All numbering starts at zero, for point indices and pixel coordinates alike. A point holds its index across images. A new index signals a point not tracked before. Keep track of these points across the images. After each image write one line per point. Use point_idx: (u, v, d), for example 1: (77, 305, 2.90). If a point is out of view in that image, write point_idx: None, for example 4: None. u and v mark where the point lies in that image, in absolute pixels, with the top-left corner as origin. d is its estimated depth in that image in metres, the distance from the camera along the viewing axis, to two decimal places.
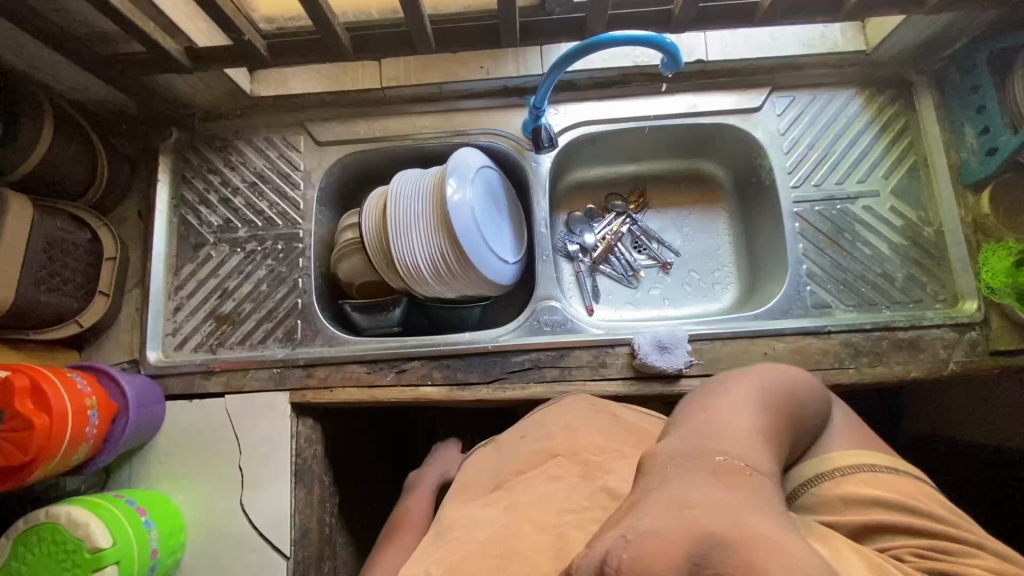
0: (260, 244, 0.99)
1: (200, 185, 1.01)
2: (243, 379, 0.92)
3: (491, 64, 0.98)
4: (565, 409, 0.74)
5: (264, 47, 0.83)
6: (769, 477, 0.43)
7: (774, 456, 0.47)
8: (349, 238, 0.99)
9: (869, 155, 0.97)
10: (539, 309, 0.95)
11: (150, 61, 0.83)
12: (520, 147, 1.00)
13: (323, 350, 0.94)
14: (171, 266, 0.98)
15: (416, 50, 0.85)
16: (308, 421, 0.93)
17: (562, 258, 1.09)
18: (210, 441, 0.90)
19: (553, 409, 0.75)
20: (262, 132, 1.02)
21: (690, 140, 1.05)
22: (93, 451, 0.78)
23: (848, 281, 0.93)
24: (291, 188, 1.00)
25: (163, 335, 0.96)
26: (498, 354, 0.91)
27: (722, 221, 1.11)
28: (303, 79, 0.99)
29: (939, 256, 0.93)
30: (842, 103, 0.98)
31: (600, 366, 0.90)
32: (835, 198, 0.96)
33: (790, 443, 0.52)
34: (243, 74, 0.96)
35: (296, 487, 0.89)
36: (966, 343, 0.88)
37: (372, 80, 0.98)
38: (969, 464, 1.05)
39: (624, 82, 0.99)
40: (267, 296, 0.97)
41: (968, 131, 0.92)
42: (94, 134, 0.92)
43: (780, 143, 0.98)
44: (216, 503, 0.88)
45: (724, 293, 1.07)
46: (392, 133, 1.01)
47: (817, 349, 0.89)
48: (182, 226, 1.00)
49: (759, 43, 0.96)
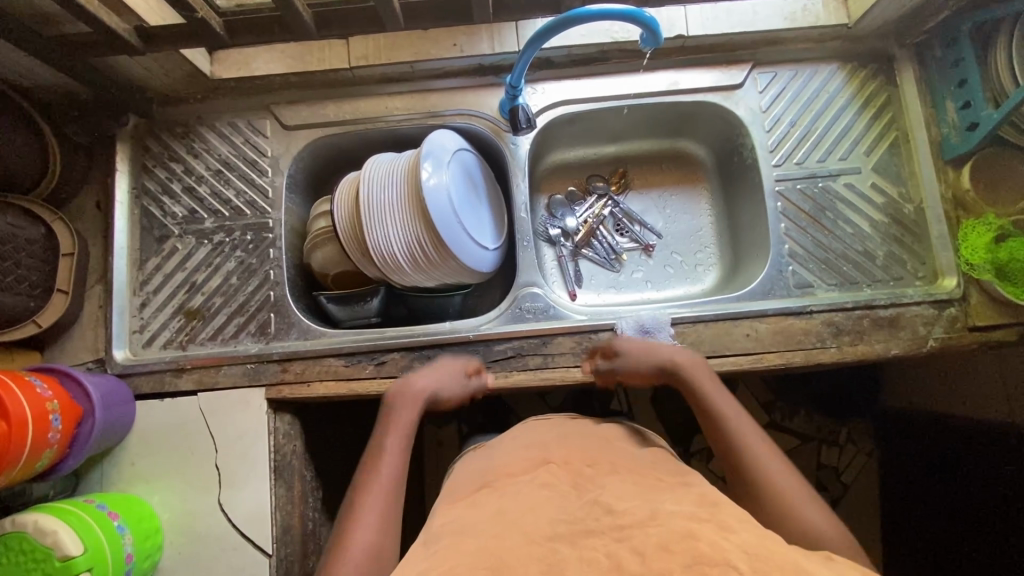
0: (228, 235, 0.95)
1: (161, 174, 0.96)
2: (215, 376, 0.89)
3: (464, 41, 0.93)
4: (558, 424, 0.76)
5: (220, 25, 0.77)
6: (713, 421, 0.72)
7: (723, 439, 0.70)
8: (321, 226, 0.95)
9: (851, 132, 0.96)
10: (521, 297, 0.93)
11: (96, 43, 0.77)
12: (497, 129, 0.96)
13: (298, 343, 0.91)
14: (135, 260, 0.94)
15: (384, 27, 0.81)
16: (285, 417, 0.91)
17: (543, 242, 1.07)
18: (184, 440, 0.88)
19: (556, 428, 0.75)
20: (226, 117, 0.97)
21: (672, 119, 1.03)
22: (57, 456, 0.74)
23: (830, 260, 0.92)
24: (258, 175, 0.96)
25: (130, 333, 0.92)
26: (480, 344, 0.89)
27: (703, 200, 1.10)
28: (265, 59, 0.94)
29: (920, 233, 0.93)
30: (824, 78, 0.97)
31: (583, 353, 0.89)
32: (817, 176, 0.95)
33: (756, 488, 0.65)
34: (201, 54, 0.90)
35: (276, 485, 0.87)
36: (946, 320, 0.88)
37: (340, 60, 0.93)
38: (950, 435, 1.07)
39: (603, 59, 0.96)
40: (237, 290, 0.93)
41: (949, 105, 0.91)
42: (43, 123, 0.86)
43: (762, 121, 0.96)
44: (193, 503, 0.86)
45: (706, 274, 1.06)
46: (364, 116, 0.96)
47: (799, 329, 0.88)
48: (144, 218, 0.95)
49: (740, 18, 0.93)
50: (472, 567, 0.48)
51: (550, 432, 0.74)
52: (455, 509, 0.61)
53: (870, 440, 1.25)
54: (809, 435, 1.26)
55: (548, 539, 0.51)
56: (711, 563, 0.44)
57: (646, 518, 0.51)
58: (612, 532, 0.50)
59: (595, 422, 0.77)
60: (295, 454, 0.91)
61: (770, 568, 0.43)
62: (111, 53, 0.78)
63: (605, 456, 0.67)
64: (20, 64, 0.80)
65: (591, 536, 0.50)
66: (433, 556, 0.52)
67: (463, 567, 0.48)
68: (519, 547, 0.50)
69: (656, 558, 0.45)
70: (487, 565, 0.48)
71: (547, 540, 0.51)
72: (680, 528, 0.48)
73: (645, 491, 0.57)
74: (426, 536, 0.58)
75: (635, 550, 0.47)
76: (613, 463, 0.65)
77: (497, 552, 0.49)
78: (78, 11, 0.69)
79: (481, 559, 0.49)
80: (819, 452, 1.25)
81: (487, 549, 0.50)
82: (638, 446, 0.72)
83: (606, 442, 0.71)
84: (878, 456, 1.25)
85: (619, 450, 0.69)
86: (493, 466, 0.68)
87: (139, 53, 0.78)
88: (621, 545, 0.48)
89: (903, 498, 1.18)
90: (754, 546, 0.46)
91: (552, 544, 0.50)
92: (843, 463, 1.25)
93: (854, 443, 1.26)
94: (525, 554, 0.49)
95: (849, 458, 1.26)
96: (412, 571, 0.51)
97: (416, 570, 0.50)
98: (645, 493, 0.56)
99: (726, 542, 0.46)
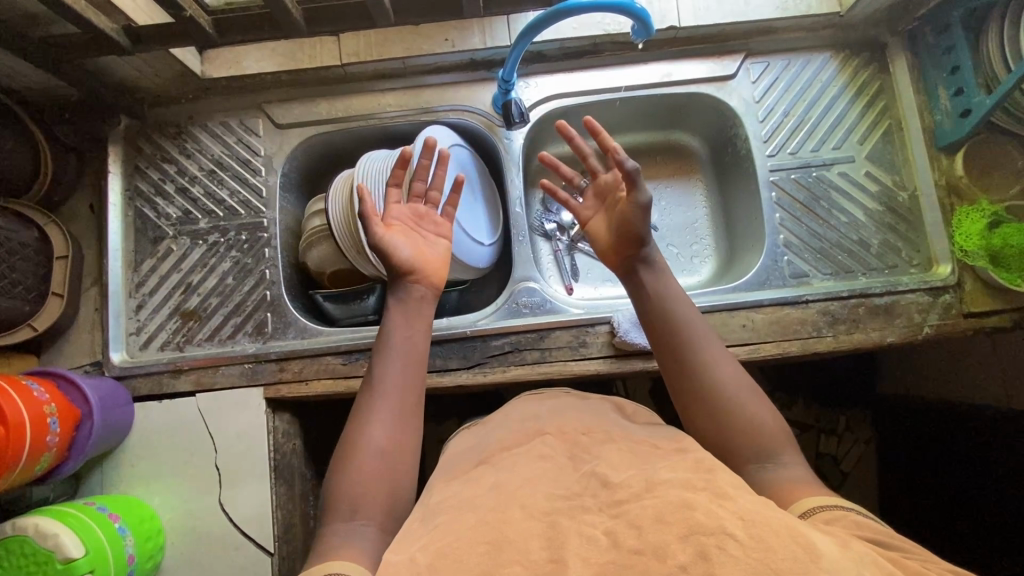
0: (223, 235, 0.94)
1: (154, 175, 0.96)
2: (214, 376, 0.89)
3: (457, 36, 0.93)
4: (554, 403, 0.76)
5: (209, 23, 0.76)
6: (698, 365, 0.65)
7: (708, 383, 0.64)
8: (315, 225, 0.96)
9: (844, 121, 0.96)
10: (517, 291, 0.93)
11: (84, 43, 0.76)
12: (491, 124, 0.96)
13: (296, 342, 0.91)
14: (130, 261, 0.94)
15: (375, 23, 0.80)
16: (285, 416, 0.91)
17: (539, 237, 1.07)
18: (183, 441, 0.87)
19: (550, 406, 0.76)
20: (217, 116, 0.97)
21: (666, 110, 1.03)
22: (56, 459, 0.74)
23: (825, 250, 0.93)
24: (251, 174, 0.96)
25: (127, 335, 0.92)
26: (478, 339, 0.90)
27: (699, 192, 1.09)
28: (257, 57, 0.93)
29: (914, 221, 0.93)
30: (817, 67, 0.97)
31: (580, 347, 0.89)
32: (811, 165, 0.95)
33: (738, 440, 0.61)
34: (191, 53, 0.90)
35: (276, 483, 0.87)
36: (941, 307, 0.88)
37: (332, 57, 0.92)
38: (950, 422, 1.07)
39: (596, 52, 0.95)
40: (233, 290, 0.93)
41: (941, 93, 0.91)
42: (32, 124, 0.85)
43: (755, 111, 0.96)
44: (193, 503, 0.86)
45: (702, 265, 1.06)
46: (357, 113, 0.96)
47: (796, 319, 0.88)
48: (138, 220, 0.95)
49: (732, 8, 0.93)
50: (470, 543, 0.48)
51: (544, 409, 0.75)
52: (451, 485, 0.62)
53: (868, 428, 1.26)
54: (807, 425, 1.26)
55: (546, 514, 0.51)
56: (706, 532, 0.43)
57: (643, 490, 0.50)
58: (608, 508, 0.50)
59: (594, 400, 0.78)
60: (294, 453, 0.92)
61: (768, 533, 0.43)
62: (98, 53, 0.77)
63: (600, 426, 0.68)
64: (7, 66, 0.79)
65: (587, 511, 0.50)
66: (430, 532, 0.52)
67: (461, 542, 0.48)
68: (517, 521, 0.50)
69: (653, 530, 0.45)
70: (485, 540, 0.48)
71: (545, 515, 0.50)
72: (676, 499, 0.47)
73: (640, 460, 0.58)
74: (423, 511, 0.58)
75: (631, 523, 0.46)
76: (608, 432, 0.66)
77: (496, 527, 0.49)
78: (64, 11, 0.68)
79: (479, 534, 0.49)
80: (818, 442, 1.25)
81: (485, 524, 0.50)
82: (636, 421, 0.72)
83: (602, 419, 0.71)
84: (876, 444, 1.25)
85: (616, 423, 0.70)
86: (487, 443, 0.69)
87: (127, 53, 0.78)
88: (617, 520, 0.48)
89: (902, 486, 1.18)
90: (750, 512, 0.45)
91: (551, 518, 0.50)
92: (842, 452, 1.25)
93: (853, 433, 1.26)
94: (523, 527, 0.49)
95: (848, 447, 1.25)
96: (410, 546, 0.51)
97: (413, 547, 0.50)
98: (639, 464, 0.57)
99: (723, 510, 0.45)
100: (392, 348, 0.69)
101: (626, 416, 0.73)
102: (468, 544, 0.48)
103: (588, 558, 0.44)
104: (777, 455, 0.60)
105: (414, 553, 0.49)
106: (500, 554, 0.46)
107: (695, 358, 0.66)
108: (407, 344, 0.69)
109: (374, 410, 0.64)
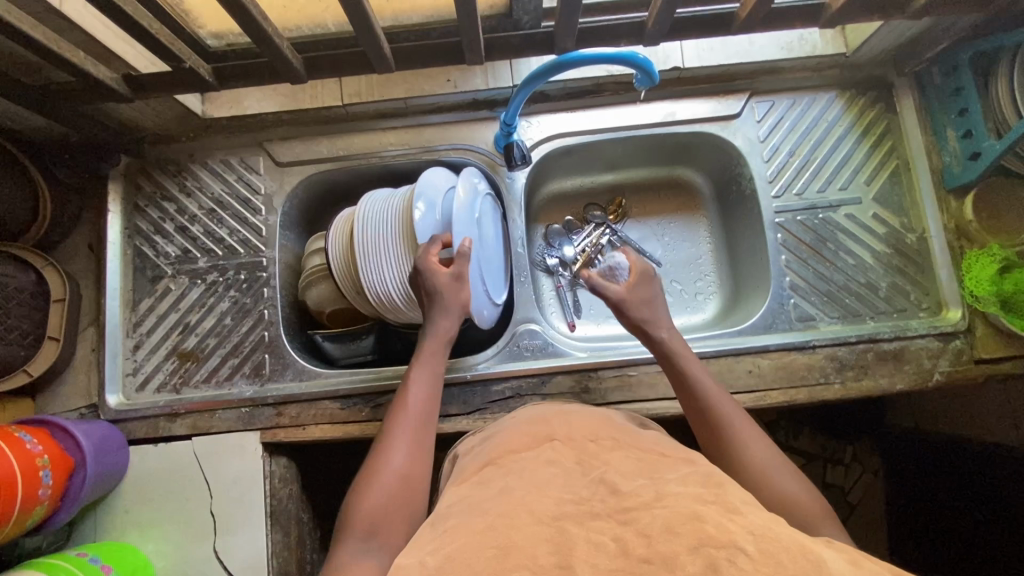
0: (221, 274, 0.94)
1: (154, 214, 0.95)
2: (210, 420, 0.88)
3: (458, 77, 0.93)
4: (564, 408, 0.72)
5: (207, 71, 0.77)
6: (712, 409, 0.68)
7: (720, 424, 0.66)
8: (315, 264, 0.94)
9: (850, 161, 0.95)
10: (518, 334, 0.92)
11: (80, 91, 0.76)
12: (493, 163, 0.96)
13: (293, 385, 0.89)
14: (127, 301, 0.93)
15: (375, 69, 0.79)
16: (281, 460, 0.90)
17: (540, 272, 1.06)
18: (177, 488, 0.86)
19: (563, 412, 0.70)
20: (218, 154, 0.96)
21: (671, 148, 1.02)
22: (48, 511, 0.73)
23: (832, 293, 0.91)
24: (251, 214, 0.95)
25: (123, 376, 0.91)
26: (478, 384, 0.88)
27: (703, 227, 1.08)
28: (258, 96, 0.93)
29: (923, 264, 0.91)
30: (822, 106, 0.96)
31: (582, 392, 0.87)
32: (817, 207, 0.94)
33: (760, 484, 0.61)
34: (192, 95, 0.90)
35: (273, 530, 0.85)
36: (951, 353, 0.86)
37: (333, 97, 0.92)
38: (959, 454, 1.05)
39: (597, 91, 0.94)
40: (231, 331, 0.92)
41: (950, 134, 0.89)
42: (32, 168, 0.85)
43: (760, 151, 0.95)
44: (189, 553, 0.84)
45: (707, 302, 1.04)
46: (359, 150, 0.95)
47: (803, 364, 0.87)
48: (137, 258, 0.94)
49: (735, 49, 0.92)
50: (477, 549, 0.45)
51: (551, 412, 0.70)
52: (461, 488, 0.58)
53: (875, 459, 1.23)
54: (814, 454, 1.23)
55: (554, 518, 0.48)
56: (716, 545, 0.42)
57: (652, 499, 0.48)
58: (616, 514, 0.48)
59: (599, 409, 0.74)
60: (290, 497, 0.91)
61: (779, 548, 0.41)
62: (95, 99, 0.76)
63: (607, 433, 0.64)
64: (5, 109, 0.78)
65: (596, 517, 0.48)
66: (440, 535, 0.50)
67: (469, 548, 0.46)
68: (525, 527, 0.47)
69: (662, 540, 0.43)
70: (494, 544, 0.46)
71: (553, 520, 0.48)
72: (686, 509, 0.46)
73: (647, 466, 0.56)
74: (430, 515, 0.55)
75: (641, 531, 0.45)
76: (616, 440, 0.63)
77: (506, 531, 0.47)
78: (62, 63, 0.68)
79: (489, 538, 0.47)
80: (824, 472, 1.22)
81: (492, 529, 0.48)
82: (646, 433, 0.68)
83: (610, 423, 0.68)
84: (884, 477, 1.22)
85: (623, 430, 0.66)
86: (494, 445, 0.65)
87: (127, 100, 0.77)
88: (626, 527, 0.46)
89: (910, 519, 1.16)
90: (761, 528, 0.43)
91: (559, 522, 0.48)
92: (850, 481, 1.22)
93: (860, 463, 1.23)
94: (531, 533, 0.47)
95: (856, 477, 1.23)
96: (421, 548, 0.49)
97: (424, 549, 0.48)
98: (644, 471, 0.54)
99: (732, 524, 0.43)
100: (416, 382, 0.73)
101: (635, 427, 0.70)
102: (483, 559, 0.44)
103: (597, 565, 0.43)
104: (785, 489, 0.60)
105: (424, 557, 0.47)
106: (507, 558, 0.44)
107: (706, 408, 0.69)
108: (429, 380, 0.74)
109: (397, 437, 0.67)
